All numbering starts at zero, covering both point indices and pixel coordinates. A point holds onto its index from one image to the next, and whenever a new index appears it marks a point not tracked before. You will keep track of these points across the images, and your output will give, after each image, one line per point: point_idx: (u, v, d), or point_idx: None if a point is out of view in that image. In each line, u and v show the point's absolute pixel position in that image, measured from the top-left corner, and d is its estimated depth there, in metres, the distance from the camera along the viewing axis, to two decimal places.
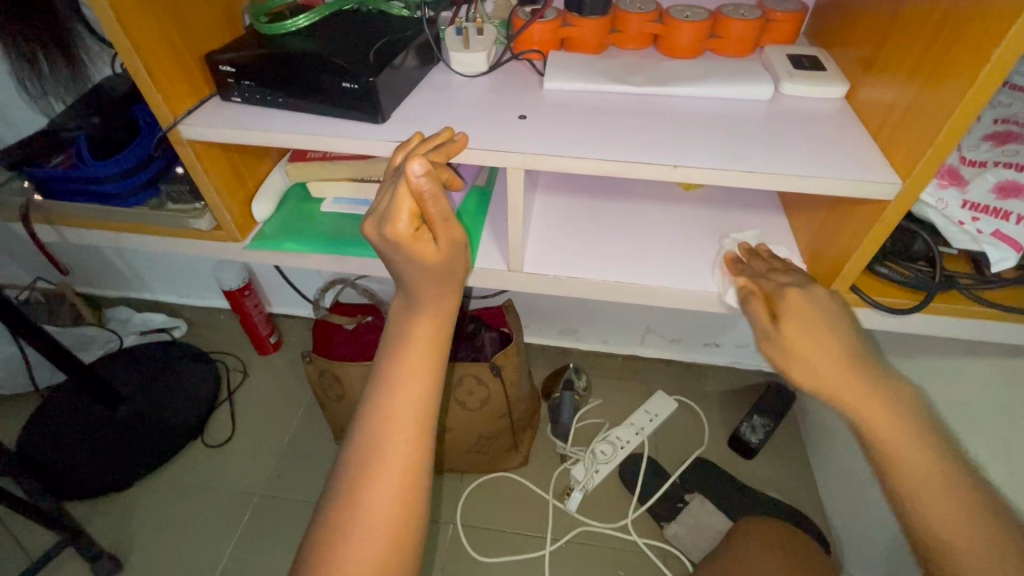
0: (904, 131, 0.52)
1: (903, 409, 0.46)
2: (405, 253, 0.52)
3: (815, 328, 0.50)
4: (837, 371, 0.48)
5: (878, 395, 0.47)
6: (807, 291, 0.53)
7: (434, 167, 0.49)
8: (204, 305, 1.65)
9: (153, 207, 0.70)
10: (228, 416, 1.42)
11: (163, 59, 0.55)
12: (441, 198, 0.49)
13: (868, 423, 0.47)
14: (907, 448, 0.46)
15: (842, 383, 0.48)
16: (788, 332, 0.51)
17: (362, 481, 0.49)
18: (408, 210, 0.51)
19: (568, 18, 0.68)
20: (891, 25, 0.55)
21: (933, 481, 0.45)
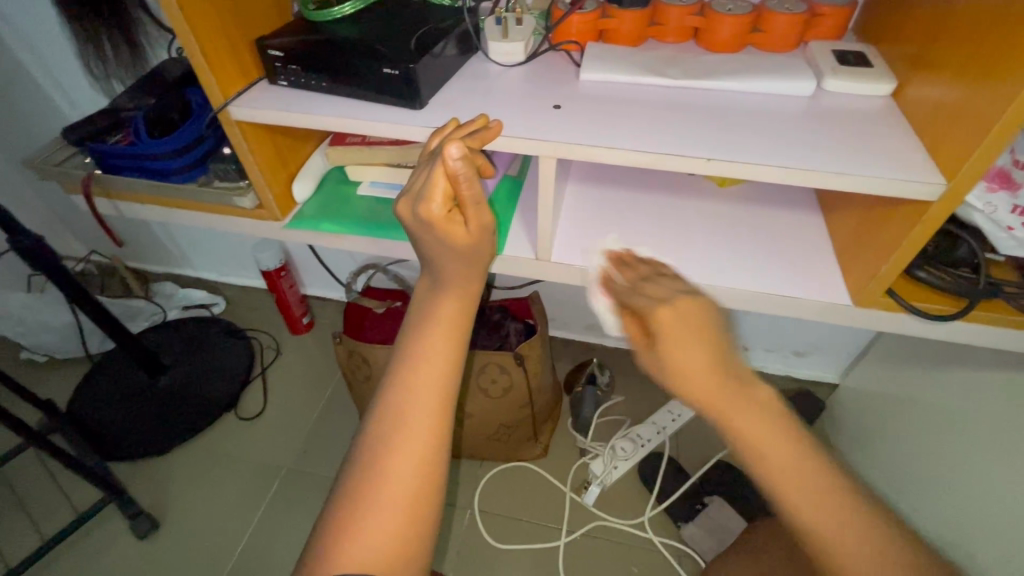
0: (949, 132, 0.50)
1: (791, 438, 0.43)
2: (437, 233, 0.55)
3: (694, 341, 0.45)
4: (718, 393, 0.43)
5: (764, 419, 0.43)
6: (676, 304, 0.47)
7: (471, 153, 0.51)
8: (243, 284, 1.72)
9: (201, 184, 0.73)
10: (260, 390, 1.48)
11: (218, 43, 0.58)
12: (473, 181, 0.51)
13: (756, 452, 0.43)
14: (797, 472, 0.42)
15: (726, 406, 0.43)
16: (671, 357, 0.45)
17: (382, 449, 0.51)
18: (442, 192, 0.54)
19: (608, 10, 0.68)
20: (946, 22, 0.53)
21: (837, 518, 0.41)
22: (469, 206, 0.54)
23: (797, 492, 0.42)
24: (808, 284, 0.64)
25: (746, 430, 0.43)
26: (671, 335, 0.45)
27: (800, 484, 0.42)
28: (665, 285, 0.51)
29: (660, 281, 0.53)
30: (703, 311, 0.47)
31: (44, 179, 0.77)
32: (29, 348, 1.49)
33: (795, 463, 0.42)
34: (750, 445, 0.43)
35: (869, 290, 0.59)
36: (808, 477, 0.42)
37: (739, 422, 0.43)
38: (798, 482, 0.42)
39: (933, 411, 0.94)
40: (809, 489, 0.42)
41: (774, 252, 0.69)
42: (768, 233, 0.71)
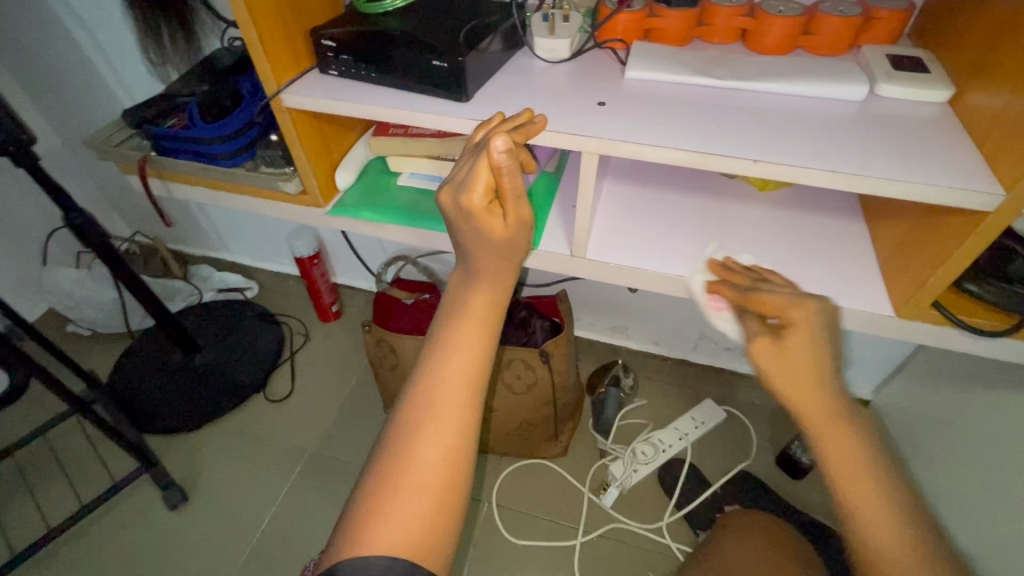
0: (1011, 142, 0.48)
1: (861, 439, 0.47)
2: (475, 224, 0.56)
3: (814, 348, 0.47)
4: (818, 401, 0.46)
5: (852, 435, 0.46)
6: (814, 307, 0.48)
7: (517, 147, 0.52)
8: (276, 269, 1.76)
9: (249, 168, 0.76)
10: (289, 374, 1.52)
11: (276, 33, 0.60)
12: (516, 175, 0.52)
13: (830, 451, 0.47)
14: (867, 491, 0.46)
15: (822, 417, 0.46)
16: (788, 353, 0.47)
17: (413, 432, 0.52)
18: (484, 184, 0.55)
19: (655, 9, 0.67)
20: (1011, 28, 0.52)
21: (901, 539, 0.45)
22: (510, 199, 0.55)
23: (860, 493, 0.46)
24: (849, 293, 0.63)
25: (830, 429, 0.46)
26: (796, 333, 0.48)
27: (862, 486, 0.46)
28: (786, 285, 0.53)
29: (778, 283, 0.54)
30: (830, 317, 0.49)
31: (101, 158, 0.81)
32: (75, 321, 1.56)
33: (861, 466, 0.46)
34: (821, 434, 0.47)
35: (913, 301, 0.57)
36: (872, 481, 0.46)
37: (830, 424, 0.46)
38: (867, 496, 0.46)
39: (978, 434, 0.90)
40: (869, 493, 0.46)
41: (816, 259, 0.67)
42: (810, 240, 0.70)
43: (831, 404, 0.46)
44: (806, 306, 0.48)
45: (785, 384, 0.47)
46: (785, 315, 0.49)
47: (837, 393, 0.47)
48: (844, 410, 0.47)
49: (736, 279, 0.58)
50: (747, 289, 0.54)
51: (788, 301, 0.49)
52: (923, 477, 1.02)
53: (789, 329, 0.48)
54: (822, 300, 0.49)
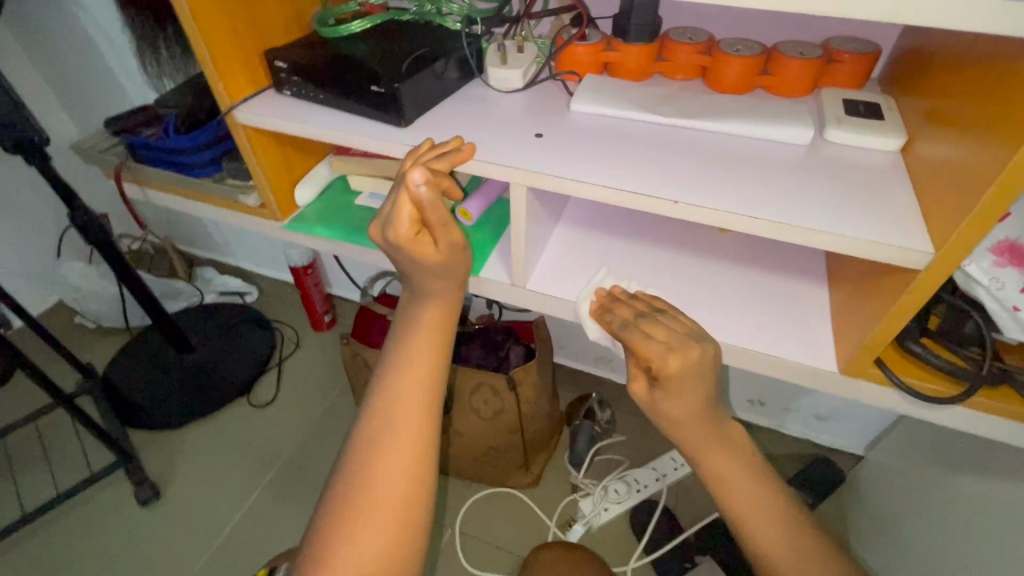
0: (946, 196, 0.46)
1: (743, 457, 0.51)
2: (406, 255, 0.57)
3: (687, 390, 0.49)
4: (698, 433, 0.50)
5: (734, 458, 0.51)
6: (685, 353, 0.49)
7: (437, 178, 0.53)
8: (276, 277, 1.80)
9: (216, 180, 0.78)
10: (274, 381, 1.54)
11: (230, 53, 0.62)
12: (438, 207, 0.52)
13: (716, 473, 0.51)
14: (753, 504, 0.50)
15: (706, 446, 0.51)
16: (665, 403, 0.50)
17: (371, 458, 0.53)
18: (408, 217, 0.55)
19: (613, 43, 0.67)
20: (960, 76, 0.49)
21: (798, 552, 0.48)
22: (436, 229, 0.55)
23: (753, 516, 0.50)
24: (794, 344, 0.61)
25: (714, 459, 0.51)
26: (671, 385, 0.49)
27: (752, 509, 0.50)
28: (666, 328, 0.52)
29: (661, 322, 0.53)
30: (705, 360, 0.50)
31: (88, 163, 0.86)
32: (81, 314, 1.63)
33: (744, 487, 0.50)
34: (702, 455, 0.51)
35: (854, 358, 0.54)
36: (756, 501, 0.50)
37: (715, 455, 0.51)
38: (757, 511, 0.50)
39: (965, 504, 0.83)
40: (755, 509, 0.50)
41: (766, 309, 0.65)
42: (762, 288, 0.67)
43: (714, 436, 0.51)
44: (684, 360, 0.49)
45: (666, 417, 0.51)
46: (665, 370, 0.49)
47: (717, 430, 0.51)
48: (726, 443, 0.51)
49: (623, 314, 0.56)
50: (625, 331, 0.54)
51: (670, 354, 0.49)
52: (908, 546, 0.95)
53: (667, 379, 0.49)
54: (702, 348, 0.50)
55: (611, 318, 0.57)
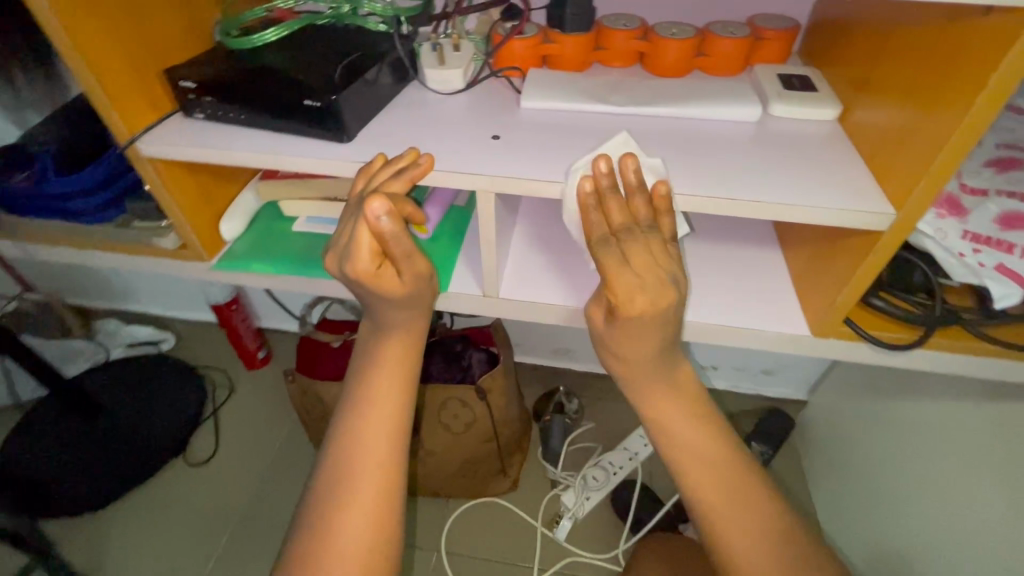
0: (894, 159, 0.48)
1: (681, 398, 0.50)
2: (370, 289, 0.52)
3: (637, 337, 0.47)
4: (637, 372, 0.50)
5: (675, 399, 0.50)
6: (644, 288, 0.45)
7: (397, 204, 0.48)
8: (193, 318, 1.62)
9: (119, 225, 0.68)
10: (212, 433, 1.38)
11: (120, 76, 0.52)
12: (401, 237, 0.48)
13: (656, 410, 0.50)
14: (693, 448, 0.49)
15: (640, 378, 0.50)
16: (621, 337, 0.48)
17: (333, 504, 0.53)
18: (368, 248, 0.50)
19: (550, 34, 0.65)
20: (885, 43, 0.52)
21: (732, 508, 0.47)
22: (400, 259, 0.51)
23: (694, 464, 0.49)
24: (763, 311, 0.63)
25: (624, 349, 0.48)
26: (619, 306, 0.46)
27: (660, 393, 0.50)
28: (643, 253, 0.46)
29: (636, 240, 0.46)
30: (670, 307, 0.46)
31: None
32: None
33: (680, 423, 0.50)
34: (649, 393, 0.50)
35: (826, 320, 0.57)
36: (697, 440, 0.49)
37: (627, 336, 0.47)
38: (695, 454, 0.49)
39: (907, 432, 0.92)
40: (692, 450, 0.49)
41: (587, 261, 0.69)
42: (726, 262, 0.69)
43: (631, 327, 0.46)
44: (651, 301, 0.44)
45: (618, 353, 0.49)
46: (620, 305, 0.45)
47: (646, 327, 0.46)
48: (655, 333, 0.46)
49: (609, 217, 0.48)
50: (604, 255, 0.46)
51: (637, 289, 0.45)
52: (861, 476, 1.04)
53: (624, 318, 0.45)
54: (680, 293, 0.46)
55: (601, 224, 0.48)
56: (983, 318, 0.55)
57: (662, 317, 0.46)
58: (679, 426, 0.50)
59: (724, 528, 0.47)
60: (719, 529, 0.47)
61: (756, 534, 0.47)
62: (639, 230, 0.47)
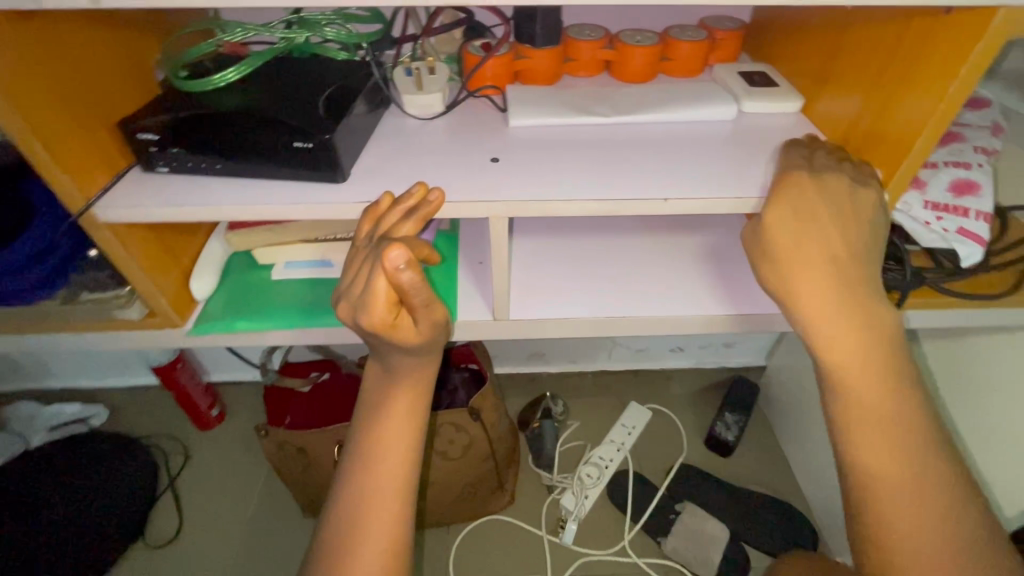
0: (868, 143, 0.53)
1: (881, 358, 0.42)
2: (385, 340, 0.48)
3: (813, 224, 0.45)
4: (826, 292, 0.43)
5: (874, 362, 0.42)
6: (831, 180, 0.47)
7: (411, 250, 0.44)
8: (124, 385, 1.43)
9: (64, 300, 0.59)
10: (172, 508, 1.22)
11: (67, 134, 0.46)
12: (421, 287, 0.43)
13: (839, 361, 0.42)
14: (882, 423, 0.42)
15: (827, 309, 0.42)
16: (795, 220, 0.45)
17: (337, 569, 0.51)
18: (384, 298, 0.46)
19: (520, 50, 0.65)
20: (836, 39, 0.57)
21: (908, 487, 0.41)
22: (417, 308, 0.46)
23: (878, 443, 0.41)
24: (756, 294, 0.67)
25: (799, 251, 0.44)
26: (798, 186, 0.46)
27: (853, 346, 0.42)
28: (821, 160, 0.49)
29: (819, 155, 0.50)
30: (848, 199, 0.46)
31: None
32: None
33: (877, 392, 0.42)
34: (833, 337, 0.42)
35: None
36: (891, 412, 0.42)
37: (805, 227, 0.45)
38: (883, 434, 0.41)
39: None
40: (882, 424, 0.42)
41: (675, 271, 0.70)
42: (711, 253, 0.72)
43: (802, 199, 0.45)
44: (829, 183, 0.46)
45: (787, 253, 0.44)
46: (792, 180, 0.46)
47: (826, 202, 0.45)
48: (841, 219, 0.45)
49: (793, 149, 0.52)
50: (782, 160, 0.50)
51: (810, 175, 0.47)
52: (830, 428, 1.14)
53: (801, 186, 0.46)
54: (865, 190, 0.47)
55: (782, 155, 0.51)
56: (943, 276, 0.61)
57: (836, 205, 0.45)
58: (865, 389, 0.42)
59: (904, 510, 0.41)
60: (888, 514, 0.41)
61: (936, 519, 0.41)
62: (815, 153, 0.51)
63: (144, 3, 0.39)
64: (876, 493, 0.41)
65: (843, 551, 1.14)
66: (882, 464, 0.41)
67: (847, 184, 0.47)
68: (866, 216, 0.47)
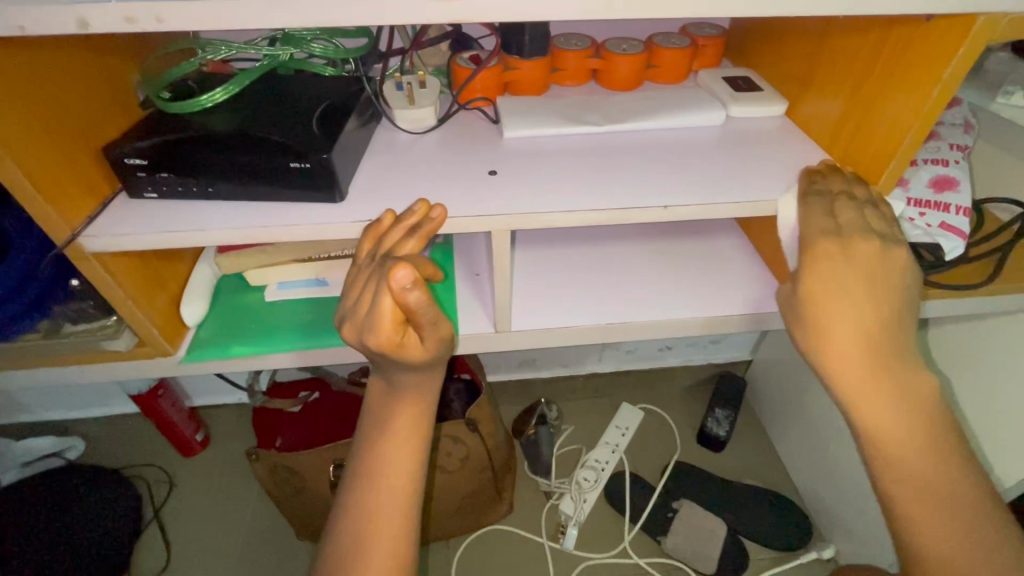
0: (854, 145, 0.55)
1: (909, 402, 0.44)
2: (392, 359, 0.47)
3: (841, 291, 0.45)
4: (856, 358, 0.44)
5: (905, 408, 0.44)
6: (859, 244, 0.47)
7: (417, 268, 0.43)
8: (100, 415, 1.37)
9: (48, 333, 0.57)
10: (158, 541, 1.17)
11: (50, 163, 0.44)
12: (430, 305, 0.42)
13: (871, 415, 0.44)
14: (917, 465, 0.43)
15: (858, 373, 0.44)
16: (823, 287, 0.46)
17: None
18: (390, 317, 0.44)
19: (508, 61, 0.65)
20: (817, 44, 0.59)
21: (947, 526, 0.42)
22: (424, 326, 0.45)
23: (914, 488, 0.43)
24: (750, 294, 0.68)
25: (827, 316, 0.45)
26: (823, 251, 0.47)
27: (882, 397, 0.44)
28: (850, 213, 0.49)
29: (848, 205, 0.50)
30: (876, 261, 0.46)
31: None
32: None
33: (909, 437, 0.43)
34: (862, 396, 0.44)
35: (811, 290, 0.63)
36: (924, 455, 0.43)
37: (838, 305, 0.45)
38: (915, 472, 0.43)
39: None
40: (917, 468, 0.43)
41: (670, 276, 0.71)
42: (704, 256, 0.73)
43: (826, 265, 0.46)
44: (858, 245, 0.47)
45: (815, 317, 0.46)
46: (817, 243, 0.47)
47: (857, 273, 0.46)
48: (872, 290, 0.45)
49: (821, 191, 0.52)
50: (808, 210, 0.50)
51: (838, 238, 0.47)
52: (818, 418, 1.17)
53: (827, 252, 0.47)
54: (895, 250, 0.47)
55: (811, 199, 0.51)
56: (928, 267, 0.62)
57: (865, 269, 0.46)
58: (908, 456, 0.43)
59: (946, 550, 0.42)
60: (930, 553, 0.42)
61: (981, 557, 0.41)
62: (843, 197, 0.51)
63: (136, 26, 0.38)
64: (913, 531, 0.43)
65: (837, 538, 1.17)
66: (919, 504, 0.43)
67: (877, 246, 0.47)
68: (896, 275, 0.47)
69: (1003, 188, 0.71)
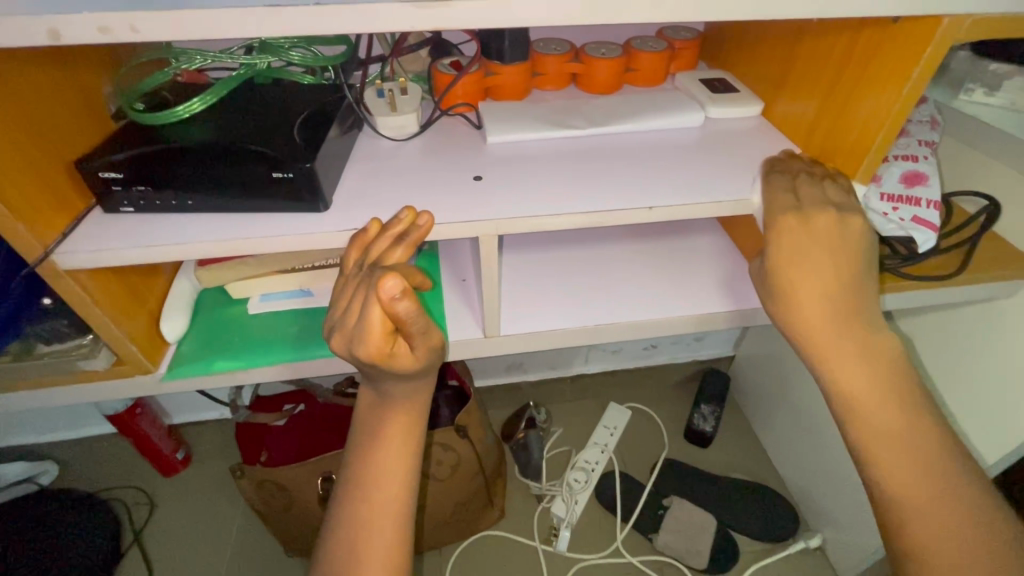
0: (829, 142, 0.56)
1: (884, 371, 0.45)
2: (382, 369, 0.46)
3: (805, 260, 0.47)
4: (823, 322, 0.46)
5: (881, 377, 0.45)
6: (819, 216, 0.48)
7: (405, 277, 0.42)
8: (75, 437, 1.32)
9: (20, 355, 0.55)
10: (139, 564, 1.13)
11: (20, 178, 0.42)
12: (418, 314, 0.42)
13: (843, 375, 0.45)
14: (897, 435, 0.44)
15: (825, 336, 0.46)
16: (788, 259, 0.48)
17: None
18: (380, 327, 0.44)
19: (489, 66, 0.65)
20: (790, 45, 0.60)
21: (925, 495, 0.42)
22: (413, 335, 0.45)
23: (894, 458, 0.43)
24: (734, 291, 0.69)
25: (794, 286, 0.47)
26: (785, 225, 0.48)
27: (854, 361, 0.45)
28: (809, 190, 0.51)
29: (809, 184, 0.51)
30: (836, 232, 0.48)
31: None
32: None
33: (885, 406, 0.44)
34: (832, 358, 0.46)
35: None
36: (901, 424, 0.44)
37: (800, 273, 0.47)
38: (899, 443, 0.43)
39: None
40: (897, 438, 0.44)
41: (655, 276, 0.71)
42: (688, 256, 0.74)
43: (789, 238, 0.48)
44: (818, 218, 0.48)
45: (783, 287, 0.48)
46: (779, 218, 0.49)
47: (816, 245, 0.47)
48: (834, 261, 0.47)
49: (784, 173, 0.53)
50: (771, 189, 0.52)
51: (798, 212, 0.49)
52: (801, 410, 1.20)
53: (788, 227, 0.48)
54: (853, 221, 0.48)
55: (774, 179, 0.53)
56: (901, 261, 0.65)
57: (825, 240, 0.47)
58: (888, 432, 0.44)
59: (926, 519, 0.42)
60: (912, 522, 0.42)
61: (963, 530, 0.41)
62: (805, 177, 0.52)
63: (111, 37, 0.37)
64: (896, 500, 0.43)
65: (822, 527, 1.19)
66: (898, 470, 0.43)
67: (836, 218, 0.48)
68: (856, 244, 0.48)
69: (969, 182, 0.74)
